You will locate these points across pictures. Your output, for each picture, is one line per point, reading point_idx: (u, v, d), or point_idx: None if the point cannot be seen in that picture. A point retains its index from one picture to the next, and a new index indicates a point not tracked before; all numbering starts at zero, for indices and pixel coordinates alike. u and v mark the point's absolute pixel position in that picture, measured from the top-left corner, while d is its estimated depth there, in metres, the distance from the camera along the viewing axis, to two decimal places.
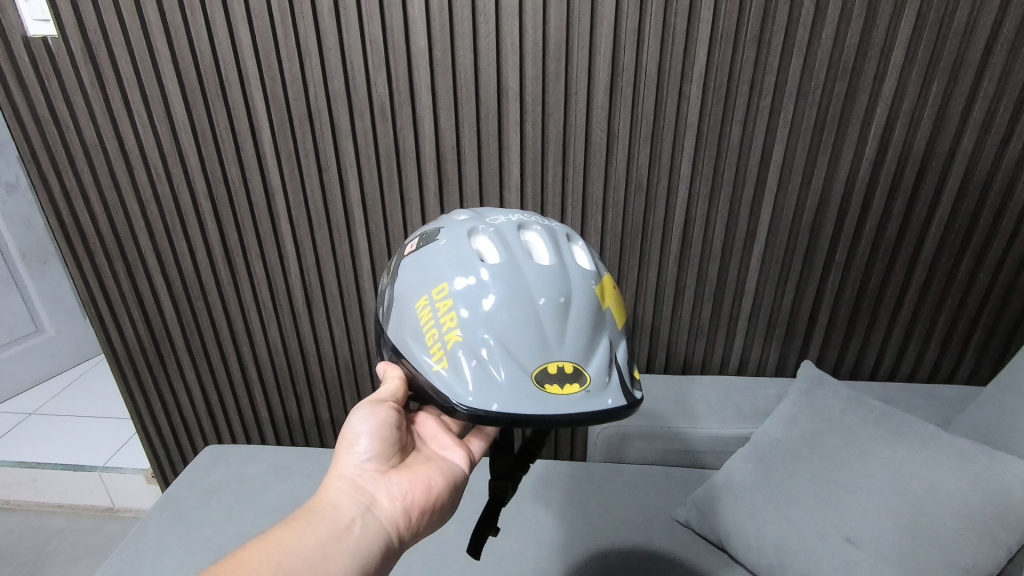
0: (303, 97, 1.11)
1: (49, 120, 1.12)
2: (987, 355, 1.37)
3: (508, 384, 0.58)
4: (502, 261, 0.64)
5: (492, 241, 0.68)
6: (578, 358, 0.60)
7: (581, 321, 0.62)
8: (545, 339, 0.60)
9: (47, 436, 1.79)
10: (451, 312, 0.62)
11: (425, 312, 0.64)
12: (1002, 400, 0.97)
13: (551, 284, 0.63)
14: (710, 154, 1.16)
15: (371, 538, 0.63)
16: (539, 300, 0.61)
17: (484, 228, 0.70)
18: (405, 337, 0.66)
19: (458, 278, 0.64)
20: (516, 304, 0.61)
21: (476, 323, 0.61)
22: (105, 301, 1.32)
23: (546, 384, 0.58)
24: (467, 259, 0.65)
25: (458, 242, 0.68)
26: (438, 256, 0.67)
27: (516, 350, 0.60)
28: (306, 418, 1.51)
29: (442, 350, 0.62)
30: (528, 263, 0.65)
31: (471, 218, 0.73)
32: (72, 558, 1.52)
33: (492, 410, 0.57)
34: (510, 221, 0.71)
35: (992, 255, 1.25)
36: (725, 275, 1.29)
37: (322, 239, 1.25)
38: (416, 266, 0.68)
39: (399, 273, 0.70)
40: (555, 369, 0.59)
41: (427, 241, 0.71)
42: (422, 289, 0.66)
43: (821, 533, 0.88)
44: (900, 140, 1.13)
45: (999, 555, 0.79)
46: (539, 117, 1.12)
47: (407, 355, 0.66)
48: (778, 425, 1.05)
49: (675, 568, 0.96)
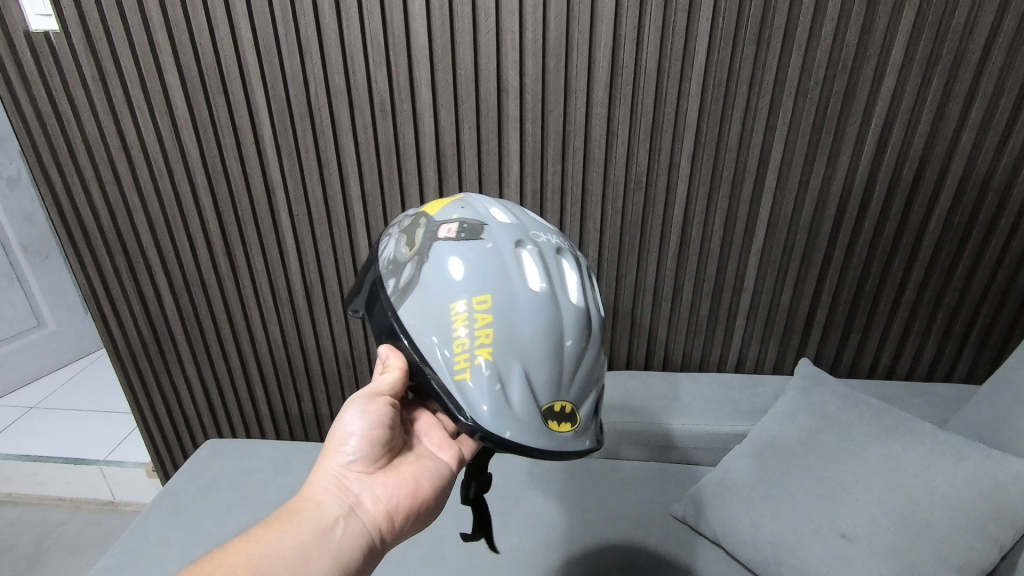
0: (303, 92, 1.11)
1: (50, 114, 1.12)
2: (984, 354, 1.38)
3: (521, 414, 0.60)
4: (545, 292, 0.65)
5: (534, 260, 0.68)
6: (579, 400, 0.65)
7: (592, 370, 0.66)
8: (562, 381, 0.63)
9: (49, 430, 1.80)
10: (488, 328, 0.62)
11: (460, 317, 0.62)
12: (998, 399, 0.98)
13: (580, 328, 0.66)
14: (709, 152, 1.16)
15: (353, 540, 0.63)
16: (567, 342, 0.65)
17: (531, 245, 0.69)
18: (427, 330, 0.63)
19: (503, 296, 0.63)
20: (549, 342, 0.63)
21: (509, 348, 0.62)
22: (106, 295, 1.33)
23: (552, 421, 0.61)
24: (513, 278, 0.65)
25: (506, 254, 0.67)
26: (483, 259, 0.65)
27: (536, 382, 0.62)
28: (306, 413, 1.51)
29: (468, 363, 0.61)
30: (565, 301, 0.67)
31: (515, 224, 0.71)
32: (72, 551, 1.53)
33: (506, 437, 0.59)
34: (551, 242, 0.72)
35: (989, 255, 1.25)
36: (724, 273, 1.30)
37: (322, 234, 1.26)
38: (459, 261, 0.65)
39: (433, 255, 0.66)
40: (561, 409, 0.62)
41: (471, 236, 0.68)
42: (460, 290, 0.63)
43: (816, 529, 0.89)
44: (899, 139, 1.14)
45: (992, 551, 0.80)
46: (539, 113, 1.13)
47: (426, 353, 0.63)
48: (775, 423, 1.05)
49: (671, 563, 0.97)
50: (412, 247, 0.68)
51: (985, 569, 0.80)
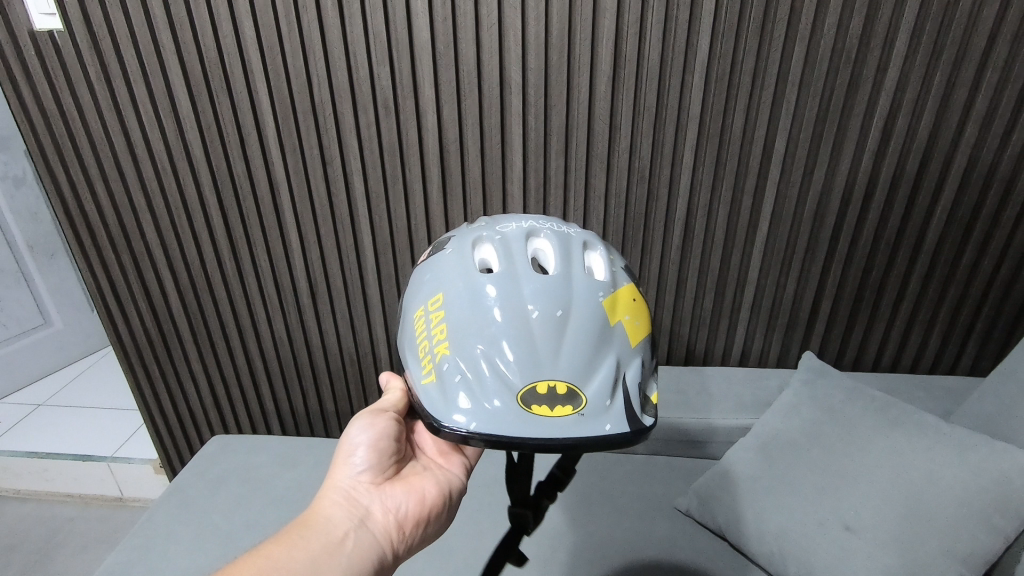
0: (307, 89, 1.12)
1: (56, 113, 1.13)
2: (988, 346, 1.37)
3: (490, 403, 0.56)
4: (501, 270, 0.63)
5: (495, 249, 0.67)
6: (574, 377, 0.57)
7: (581, 338, 0.59)
8: (537, 356, 0.57)
9: (57, 427, 1.81)
10: (442, 323, 0.62)
11: (420, 323, 0.64)
12: (1003, 391, 0.98)
13: (549, 296, 0.61)
14: (712, 147, 1.16)
15: (363, 552, 0.63)
16: (531, 314, 0.59)
17: (491, 236, 0.69)
18: (403, 346, 0.67)
19: (453, 288, 0.63)
20: (507, 317, 0.59)
21: (466, 336, 0.60)
22: (113, 294, 1.34)
23: (533, 405, 0.55)
24: (466, 268, 0.65)
25: (463, 251, 0.68)
26: (441, 264, 0.67)
27: (503, 366, 0.57)
28: (311, 409, 1.53)
29: (431, 363, 0.61)
30: (527, 274, 0.63)
31: (483, 226, 0.73)
32: (83, 547, 1.55)
33: (469, 428, 0.55)
34: (520, 227, 0.71)
35: (993, 247, 1.25)
36: (727, 267, 1.30)
37: (327, 231, 1.26)
38: (422, 276, 0.69)
39: (408, 282, 0.72)
40: (546, 389, 0.56)
41: (436, 250, 0.72)
42: (421, 299, 0.66)
43: (821, 522, 0.89)
44: (902, 132, 1.13)
45: (997, 543, 0.80)
46: (542, 109, 1.13)
47: (403, 366, 0.66)
48: (778, 417, 1.06)
49: (676, 556, 0.97)
50: None
51: (990, 560, 0.81)
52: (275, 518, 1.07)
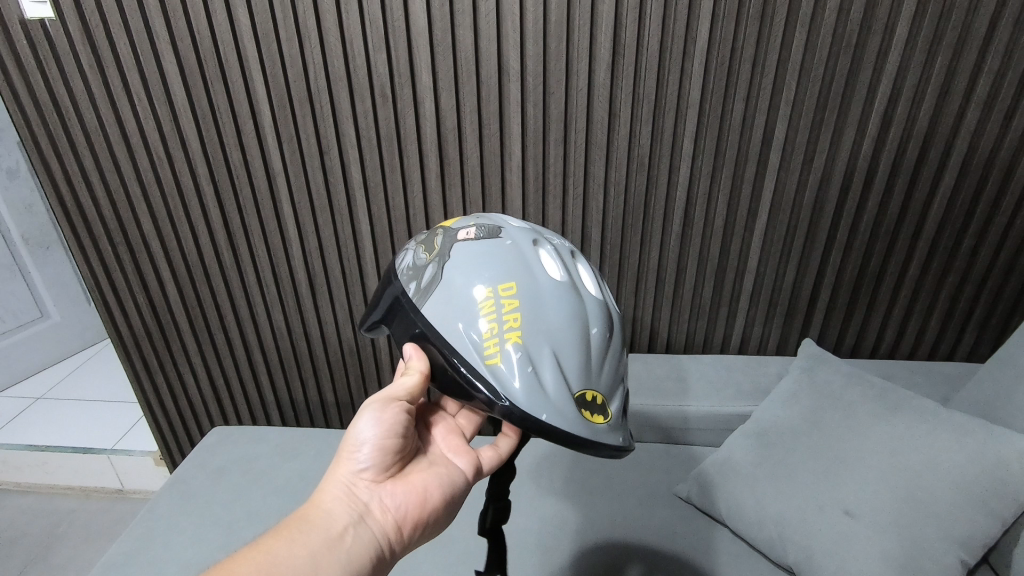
0: (304, 78, 1.10)
1: (49, 104, 1.12)
2: (987, 333, 1.38)
3: (556, 396, 0.59)
4: (568, 283, 0.67)
5: (555, 259, 0.70)
6: (608, 391, 0.64)
7: (617, 361, 0.67)
8: (591, 368, 0.63)
9: (55, 420, 1.81)
10: (516, 312, 0.62)
11: (485, 302, 0.62)
12: (1002, 376, 0.98)
13: (604, 319, 0.67)
14: (712, 134, 1.15)
15: (362, 549, 0.64)
16: (593, 330, 0.65)
17: (547, 244, 0.72)
18: (450, 320, 0.63)
19: (526, 283, 0.64)
20: (577, 327, 0.64)
21: (539, 331, 0.62)
22: (109, 285, 1.33)
23: (584, 407, 0.61)
24: (535, 267, 0.67)
25: (526, 249, 0.69)
26: (506, 253, 0.67)
27: (566, 366, 0.62)
28: (311, 399, 1.53)
29: (497, 345, 0.60)
30: (585, 294, 0.69)
31: (529, 228, 0.74)
32: (84, 539, 1.55)
33: (541, 418, 0.58)
34: (565, 245, 0.75)
35: (993, 233, 1.25)
36: (727, 255, 1.30)
37: (325, 220, 1.26)
38: (482, 254, 0.66)
39: (453, 252, 0.67)
40: (591, 397, 0.62)
41: (490, 233, 0.70)
42: (485, 278, 0.64)
43: (820, 507, 0.90)
44: (903, 118, 1.13)
45: (994, 526, 0.81)
46: (541, 95, 1.12)
47: (452, 338, 0.62)
48: (778, 404, 1.06)
49: (676, 542, 0.97)
50: (431, 252, 0.69)
51: (987, 543, 0.81)
52: (276, 509, 1.07)
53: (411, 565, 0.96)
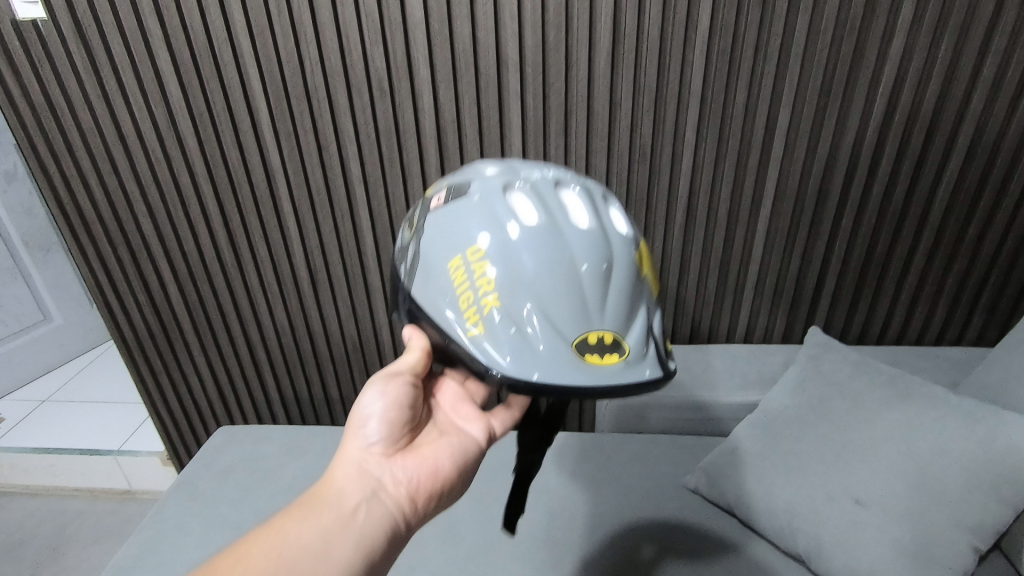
0: (300, 74, 1.09)
1: (44, 106, 1.11)
2: (995, 316, 1.37)
3: (547, 353, 0.57)
4: (542, 223, 0.62)
5: (529, 198, 0.65)
6: (618, 327, 0.59)
7: (622, 287, 0.61)
8: (586, 306, 0.58)
9: (62, 422, 1.82)
10: (487, 275, 0.60)
11: (458, 274, 0.62)
12: (1011, 359, 0.97)
13: (595, 249, 0.61)
14: (714, 122, 1.14)
15: (375, 523, 0.63)
16: (581, 266, 0.60)
17: (520, 184, 0.66)
18: (434, 299, 0.64)
19: (494, 239, 0.61)
20: (559, 268, 0.59)
21: (514, 288, 0.59)
22: (111, 285, 1.32)
23: (586, 353, 0.57)
24: (504, 218, 0.62)
25: (495, 200, 0.65)
26: (473, 215, 0.64)
27: (555, 315, 0.58)
28: (316, 396, 1.53)
29: (477, 315, 0.60)
30: (568, 225, 0.62)
31: (503, 172, 0.69)
32: (93, 540, 1.56)
33: (532, 379, 0.57)
34: (545, 177, 0.68)
35: (1000, 217, 1.24)
36: (731, 244, 1.28)
37: (326, 217, 1.25)
38: (450, 224, 0.65)
39: (426, 231, 0.68)
40: (595, 339, 0.57)
41: (458, 196, 0.68)
42: (456, 248, 0.64)
43: (830, 496, 0.89)
44: (908, 101, 1.11)
45: (1006, 511, 0.80)
46: (540, 87, 1.10)
47: (437, 317, 0.64)
48: (785, 393, 1.05)
49: (685, 534, 0.97)
50: (413, 229, 0.72)
51: (999, 529, 0.81)
52: (283, 507, 1.07)
53: (420, 559, 0.96)
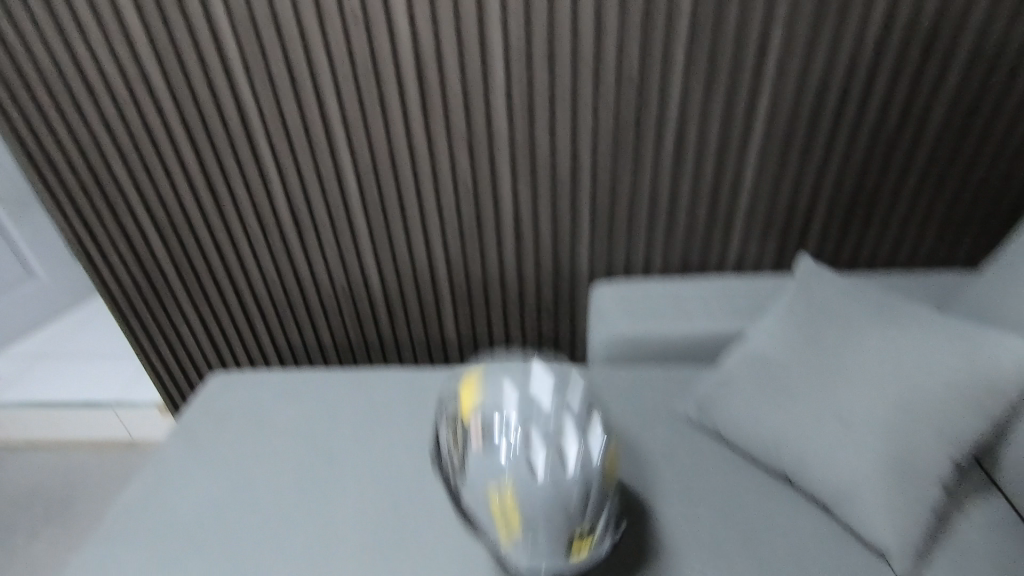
0: (269, 7, 1.07)
1: (5, 49, 1.12)
2: (986, 237, 1.35)
3: (549, 549, 0.82)
4: (551, 473, 0.82)
5: (542, 450, 0.83)
6: (597, 530, 0.85)
7: (599, 503, 0.85)
8: (577, 517, 0.83)
9: (60, 377, 1.83)
10: (513, 509, 0.82)
11: (493, 505, 0.83)
12: (1000, 279, 0.97)
13: (584, 488, 0.83)
14: (704, 43, 1.10)
15: None
16: (574, 509, 0.82)
17: (535, 420, 0.85)
18: (472, 501, 0.85)
19: (516, 482, 0.82)
20: (561, 511, 0.82)
21: (530, 527, 0.81)
22: (89, 231, 1.36)
23: (574, 556, 0.83)
24: (522, 466, 0.82)
25: (514, 440, 0.84)
26: (498, 457, 0.84)
27: (555, 543, 0.82)
28: (307, 339, 1.56)
29: (504, 534, 0.83)
30: (568, 468, 0.83)
31: (520, 405, 0.86)
32: (101, 488, 1.61)
33: (540, 567, 0.83)
34: (555, 406, 0.86)
35: (996, 136, 1.20)
36: (722, 172, 1.27)
37: (304, 158, 1.25)
38: (484, 459, 0.84)
39: (467, 446, 0.86)
40: (582, 546, 0.83)
41: (488, 422, 0.86)
42: (489, 475, 0.83)
43: (815, 417, 0.91)
44: (906, 14, 1.07)
45: (983, 423, 0.84)
46: (522, 8, 1.07)
47: (472, 513, 0.86)
48: (774, 328, 1.02)
49: (675, 457, 1.01)
50: (455, 444, 0.88)
51: (977, 437, 0.84)
52: (281, 451, 1.08)
53: (422, 488, 1.00)
